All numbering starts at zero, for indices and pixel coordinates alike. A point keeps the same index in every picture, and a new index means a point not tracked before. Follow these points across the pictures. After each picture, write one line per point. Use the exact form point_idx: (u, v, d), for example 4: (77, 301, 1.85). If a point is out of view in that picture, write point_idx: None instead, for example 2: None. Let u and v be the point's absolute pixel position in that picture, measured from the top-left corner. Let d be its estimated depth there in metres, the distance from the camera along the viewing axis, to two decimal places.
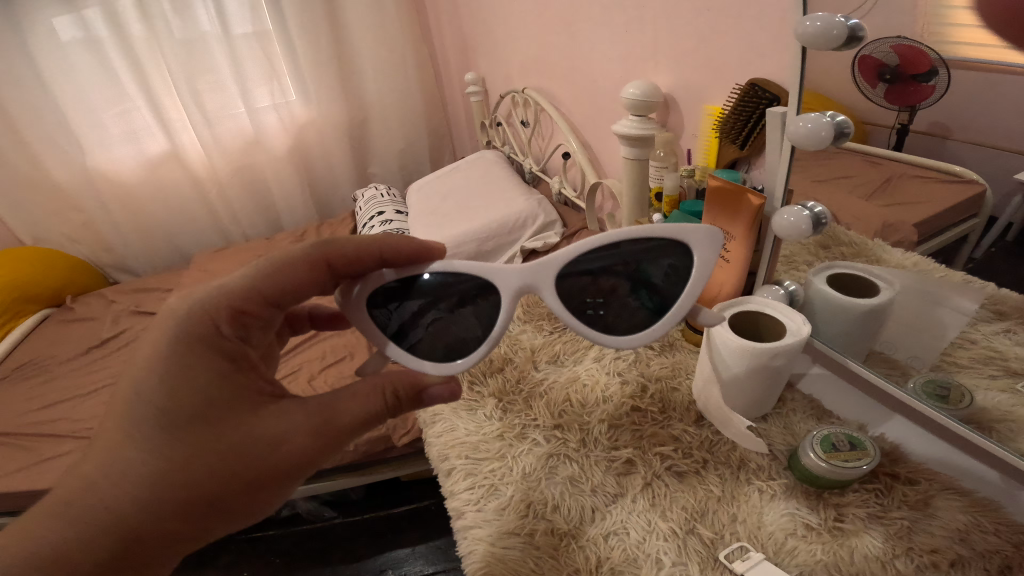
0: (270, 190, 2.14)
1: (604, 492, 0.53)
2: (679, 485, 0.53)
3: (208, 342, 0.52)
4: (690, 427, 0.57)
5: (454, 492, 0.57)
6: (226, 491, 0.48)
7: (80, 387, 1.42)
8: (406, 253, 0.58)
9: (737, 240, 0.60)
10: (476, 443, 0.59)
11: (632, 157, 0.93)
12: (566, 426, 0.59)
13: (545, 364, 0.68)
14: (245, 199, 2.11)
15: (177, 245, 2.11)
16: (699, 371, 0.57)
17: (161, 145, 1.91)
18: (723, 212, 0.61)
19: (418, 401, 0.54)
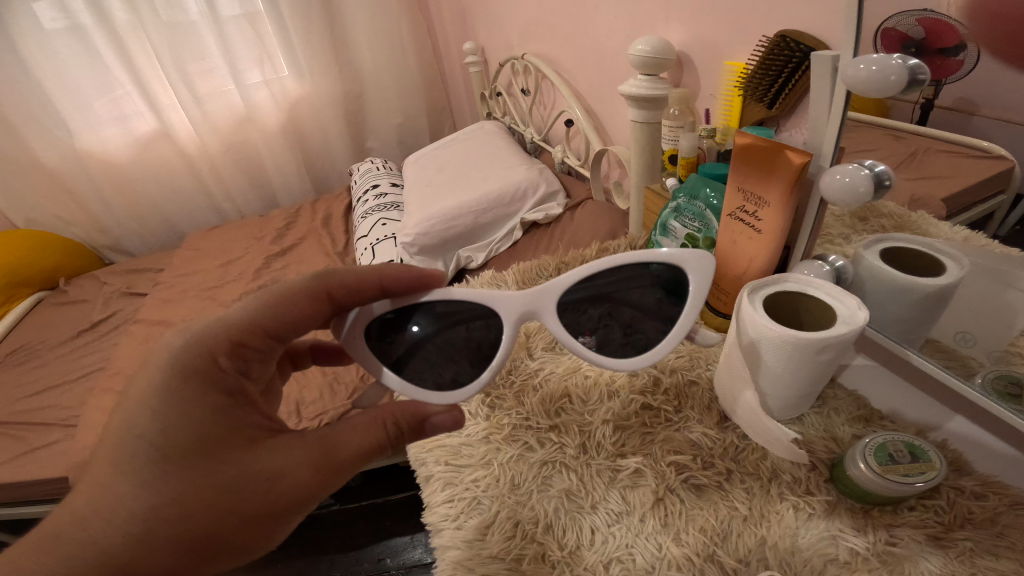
0: (264, 164, 2.02)
1: (607, 509, 0.43)
2: (698, 501, 0.44)
3: (204, 377, 0.48)
4: (712, 429, 0.47)
5: (430, 503, 0.48)
6: (223, 527, 0.45)
7: (68, 373, 1.35)
8: (406, 281, 0.55)
9: (773, 207, 0.49)
10: (458, 447, 0.50)
11: (643, 120, 0.82)
12: (562, 428, 0.49)
13: (542, 351, 0.58)
14: (240, 175, 2.00)
15: (172, 225, 2.02)
16: (724, 362, 0.47)
17: (153, 127, 1.81)
18: (755, 172, 0.50)
19: (420, 432, 0.49)
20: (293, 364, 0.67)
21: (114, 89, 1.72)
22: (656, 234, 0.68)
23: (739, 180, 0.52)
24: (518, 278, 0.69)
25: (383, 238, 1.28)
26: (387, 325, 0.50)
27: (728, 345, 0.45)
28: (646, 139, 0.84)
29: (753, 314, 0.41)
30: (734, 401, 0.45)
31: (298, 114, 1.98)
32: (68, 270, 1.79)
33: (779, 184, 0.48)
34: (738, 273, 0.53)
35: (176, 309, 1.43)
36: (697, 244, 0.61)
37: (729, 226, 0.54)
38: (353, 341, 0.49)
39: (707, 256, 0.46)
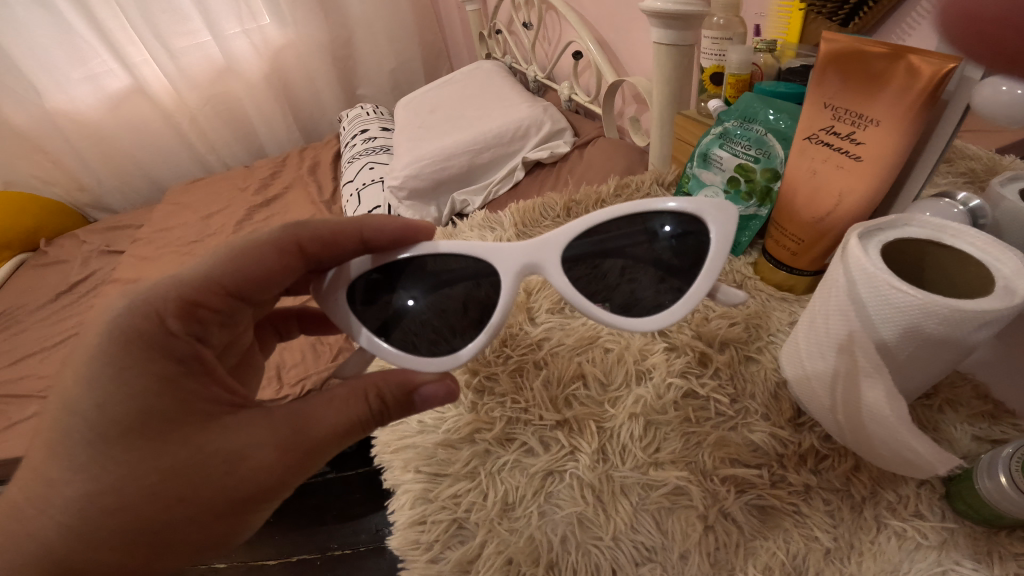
0: (246, 111, 1.69)
1: (633, 543, 0.31)
2: (761, 527, 0.32)
3: (149, 341, 0.34)
4: (784, 429, 0.34)
5: (397, 522, 0.36)
6: (175, 519, 0.31)
7: (36, 344, 1.13)
8: (392, 235, 0.41)
9: (882, 128, 0.34)
10: (433, 449, 0.37)
11: (668, 42, 0.61)
12: (572, 425, 0.35)
13: (548, 313, 0.42)
14: (219, 123, 1.67)
15: (154, 180, 1.69)
16: (804, 335, 0.32)
17: (125, 84, 1.51)
18: (854, 84, 0.35)
19: (409, 408, 0.36)
20: (275, 336, 0.52)
21: (79, 42, 1.41)
22: (691, 168, 0.53)
23: (829, 94, 0.37)
24: (518, 222, 0.54)
25: (371, 182, 1.13)
26: (374, 286, 0.37)
27: (820, 308, 0.31)
28: (675, 64, 0.64)
29: (876, 272, 0.27)
30: (821, 391, 0.31)
31: (279, 66, 1.66)
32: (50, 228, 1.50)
33: (896, 100, 0.33)
34: (819, 214, 0.39)
35: (153, 269, 1.25)
36: (750, 176, 0.47)
37: (806, 155, 0.40)
38: (333, 303, 0.36)
39: (728, 204, 0.33)
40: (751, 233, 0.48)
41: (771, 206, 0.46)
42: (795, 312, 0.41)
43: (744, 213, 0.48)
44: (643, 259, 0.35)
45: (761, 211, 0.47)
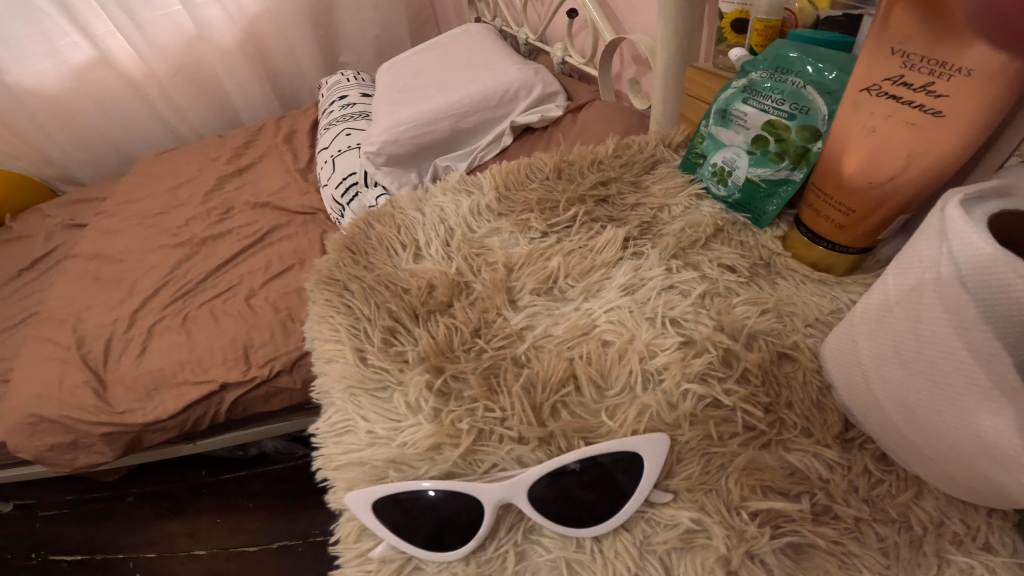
0: (214, 74, 1.29)
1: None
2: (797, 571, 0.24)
3: None
4: (831, 448, 0.26)
5: (343, 554, 0.29)
6: None
7: None
8: None
9: (973, 81, 0.27)
10: (382, 468, 0.29)
11: None
12: (557, 445, 0.27)
13: (531, 294, 0.33)
14: (190, 95, 1.29)
15: (121, 147, 1.30)
16: (865, 330, 0.25)
17: (90, 57, 1.16)
18: (935, 27, 0.27)
19: None
20: None
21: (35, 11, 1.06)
22: (706, 125, 0.44)
23: (901, 37, 0.29)
24: (500, 186, 0.45)
25: (346, 147, 0.97)
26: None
27: (895, 301, 0.23)
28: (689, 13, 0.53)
29: (986, 263, 0.20)
30: (890, 407, 0.24)
31: (261, 31, 1.29)
32: (15, 202, 1.17)
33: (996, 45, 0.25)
34: (878, 180, 0.32)
35: (115, 239, 0.98)
36: (781, 135, 0.39)
37: (862, 109, 0.32)
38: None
39: None
40: (780, 202, 0.41)
41: (807, 169, 0.38)
42: (837, 299, 0.34)
43: (773, 177, 0.40)
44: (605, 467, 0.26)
45: (794, 176, 0.39)
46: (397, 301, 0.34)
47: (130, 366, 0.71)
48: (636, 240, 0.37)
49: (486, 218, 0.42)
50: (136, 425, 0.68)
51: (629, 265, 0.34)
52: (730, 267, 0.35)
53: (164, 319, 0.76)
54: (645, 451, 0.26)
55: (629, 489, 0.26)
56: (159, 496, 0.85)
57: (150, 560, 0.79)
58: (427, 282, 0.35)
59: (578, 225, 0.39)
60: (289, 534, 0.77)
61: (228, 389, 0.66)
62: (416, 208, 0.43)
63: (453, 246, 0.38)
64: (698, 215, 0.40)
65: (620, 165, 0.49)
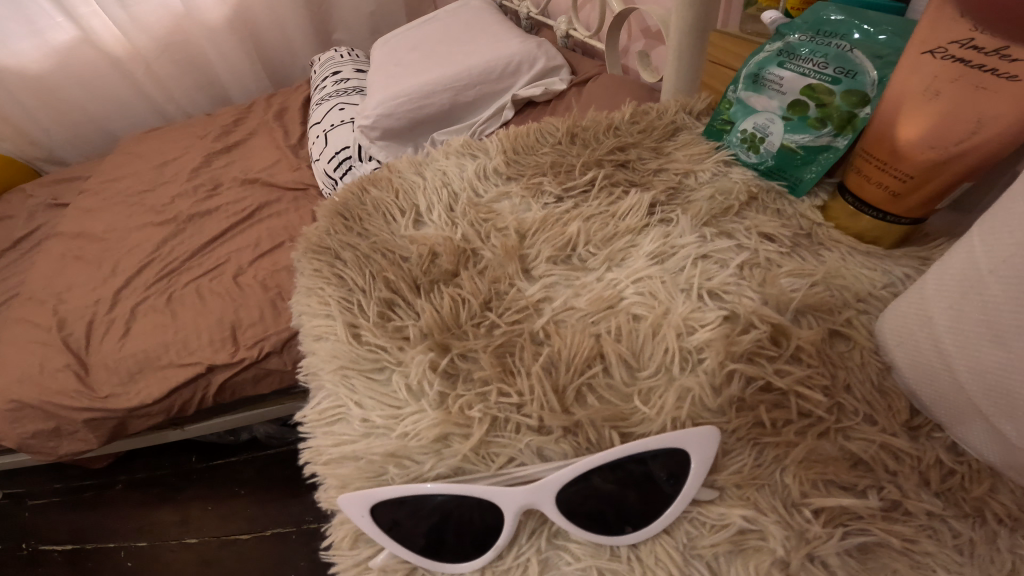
0: (206, 54, 1.15)
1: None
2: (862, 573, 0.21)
3: None
4: (899, 438, 0.23)
5: (337, 562, 0.25)
6: None
7: None
8: None
9: None
10: (380, 462, 0.25)
11: None
12: (586, 436, 0.23)
13: (548, 262, 0.29)
14: (180, 76, 1.16)
15: (105, 131, 1.18)
16: (946, 302, 0.21)
17: (73, 37, 1.04)
18: None
19: None
20: None
21: None
22: (733, 89, 0.40)
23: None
24: (508, 150, 0.41)
25: (339, 123, 0.90)
26: None
27: (993, 269, 0.20)
28: None
29: None
30: (976, 391, 0.20)
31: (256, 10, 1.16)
32: None
33: None
34: (942, 145, 0.28)
35: (100, 214, 0.91)
36: (823, 101, 0.35)
37: (921, 72, 0.28)
38: None
39: None
40: (819, 168, 0.37)
41: (852, 136, 0.35)
42: (889, 272, 0.30)
43: (812, 144, 0.36)
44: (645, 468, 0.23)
45: (836, 142, 0.35)
46: (395, 270, 0.30)
47: (112, 348, 0.66)
48: (663, 206, 0.33)
49: (493, 184, 0.37)
50: (119, 410, 0.63)
51: (657, 232, 0.30)
52: (769, 237, 0.31)
53: (148, 299, 0.71)
54: (693, 449, 0.22)
55: (673, 488, 0.23)
56: (148, 484, 0.80)
57: (141, 549, 0.75)
58: (432, 251, 0.31)
59: (595, 192, 0.34)
60: (282, 521, 0.74)
61: (215, 371, 0.62)
62: (416, 172, 0.39)
63: (457, 211, 0.34)
64: (728, 182, 0.36)
65: (638, 131, 0.44)
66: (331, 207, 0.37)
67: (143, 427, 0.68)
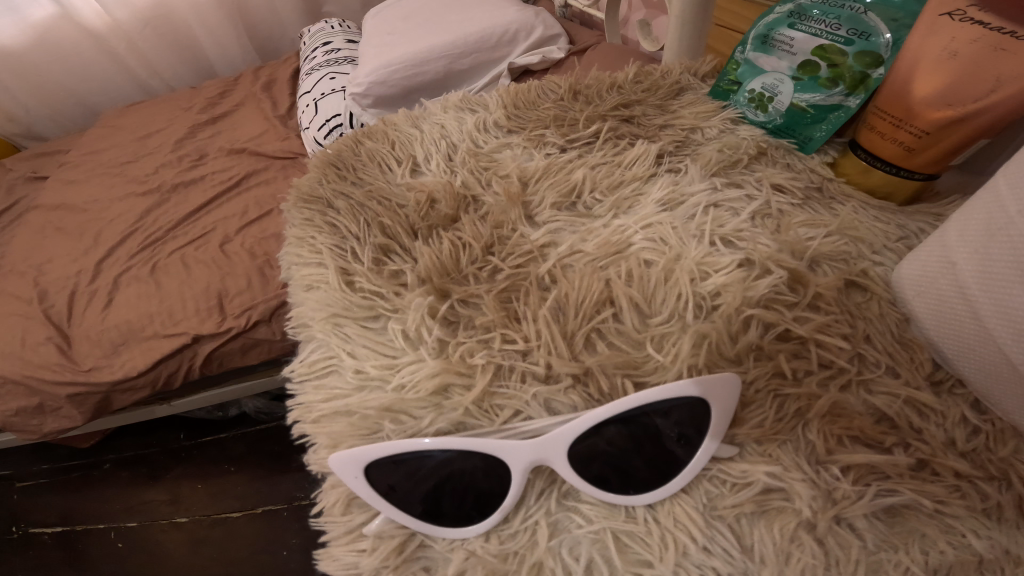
0: (192, 28, 1.04)
1: (702, 571, 0.20)
2: (891, 536, 0.20)
3: None
4: (924, 392, 0.22)
5: (329, 530, 0.24)
6: None
7: None
8: None
9: None
10: (376, 418, 0.23)
11: None
12: (598, 387, 0.22)
13: (552, 208, 0.28)
14: (165, 50, 1.05)
15: (85, 106, 1.07)
16: (969, 248, 0.20)
17: (50, 13, 0.94)
18: None
19: None
20: None
21: None
22: (741, 50, 0.38)
23: None
24: (509, 105, 0.38)
25: (330, 91, 0.84)
26: None
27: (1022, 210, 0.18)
28: None
29: None
30: (1000, 337, 0.19)
31: None
32: None
33: None
34: (960, 100, 0.27)
35: (79, 184, 0.86)
36: (834, 61, 0.32)
37: (937, 35, 0.27)
38: None
39: None
40: (829, 127, 0.34)
41: (864, 97, 0.32)
42: (903, 227, 0.28)
43: (823, 103, 0.34)
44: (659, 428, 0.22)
45: (848, 102, 0.33)
46: (392, 216, 0.29)
47: (94, 320, 0.64)
48: (671, 156, 0.32)
49: (493, 135, 0.36)
50: (103, 384, 0.61)
51: (665, 181, 0.28)
52: (781, 189, 0.29)
53: (131, 268, 0.69)
54: (714, 397, 0.21)
55: (692, 442, 0.22)
56: (137, 462, 0.79)
57: (131, 529, 0.73)
58: (431, 199, 0.29)
59: (598, 145, 0.33)
60: (273, 498, 0.72)
61: (201, 342, 0.60)
62: (413, 125, 0.37)
63: (457, 160, 0.33)
64: (736, 138, 0.35)
65: (642, 91, 0.41)
66: (323, 160, 0.35)
67: (128, 403, 0.66)
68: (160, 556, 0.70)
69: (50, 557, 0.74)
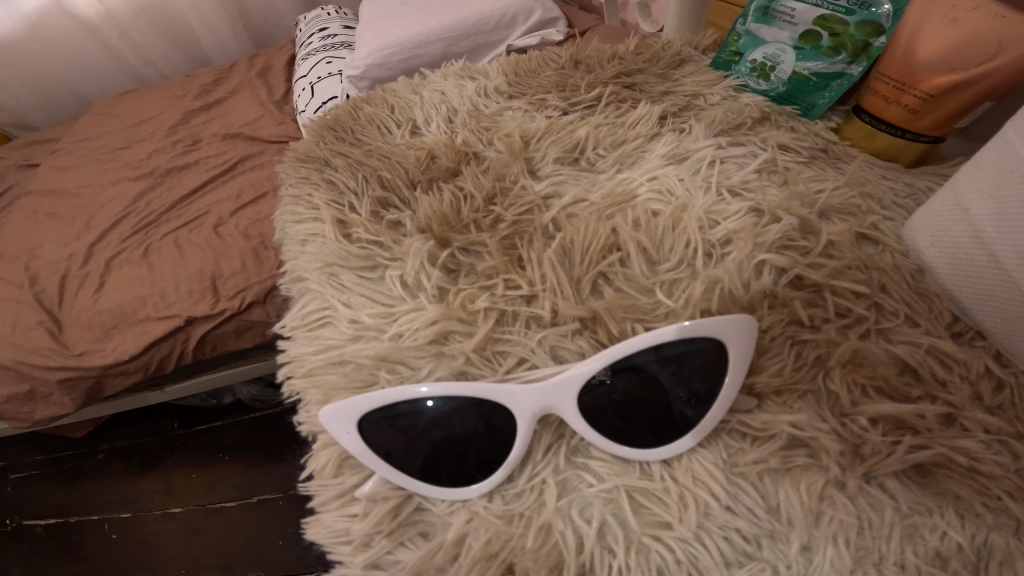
0: (186, 17, 0.99)
1: (725, 532, 0.20)
2: (924, 498, 0.20)
3: None
4: (947, 341, 0.22)
5: (318, 494, 0.24)
6: None
7: None
8: None
9: None
10: (372, 368, 0.23)
11: None
12: (607, 331, 0.22)
13: (555, 162, 0.29)
14: (159, 39, 0.99)
15: (76, 97, 1.01)
16: (982, 194, 0.21)
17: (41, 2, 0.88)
18: None
19: None
20: None
21: None
22: (742, 21, 0.36)
23: None
24: (509, 73, 0.38)
25: (326, 75, 0.82)
26: None
27: None
28: None
29: None
30: (1020, 273, 0.19)
31: None
32: None
33: None
34: (963, 64, 0.26)
35: (69, 170, 0.84)
36: (835, 30, 0.31)
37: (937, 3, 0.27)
38: None
39: None
40: (831, 95, 0.33)
41: (867, 64, 0.31)
42: (912, 186, 0.28)
43: (826, 71, 0.33)
44: (666, 380, 0.22)
45: (851, 70, 0.32)
46: (390, 169, 0.29)
47: (86, 304, 0.62)
48: (674, 117, 0.31)
49: (493, 100, 0.36)
50: (95, 368, 0.60)
51: (666, 138, 0.29)
52: (787, 149, 0.29)
53: (123, 252, 0.67)
54: (730, 339, 0.21)
55: (702, 392, 0.21)
56: (131, 452, 0.77)
57: (126, 520, 0.72)
58: (435, 154, 0.30)
59: (600, 108, 0.32)
60: (267, 488, 0.70)
61: (194, 324, 0.59)
62: (413, 92, 0.37)
63: (458, 122, 0.33)
64: (739, 104, 0.34)
65: (643, 60, 0.40)
66: (320, 126, 0.34)
67: (121, 388, 0.64)
68: (156, 546, 0.69)
69: (45, 549, 0.73)
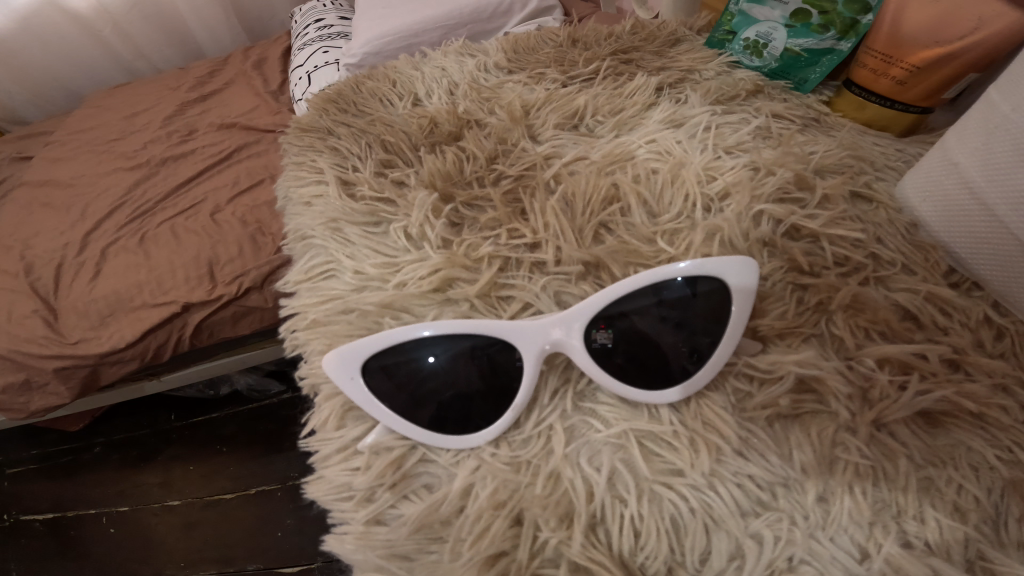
0: (179, 9, 0.98)
1: (738, 480, 0.20)
2: (936, 450, 0.20)
3: None
4: (944, 289, 0.23)
5: (320, 450, 0.24)
6: None
7: None
8: None
9: None
10: (376, 314, 0.24)
11: None
12: (607, 278, 0.24)
13: (555, 128, 0.30)
14: (152, 31, 0.99)
15: (69, 91, 1.00)
16: (971, 147, 0.22)
17: None
18: None
19: None
20: None
21: None
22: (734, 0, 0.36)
23: None
24: (508, 49, 0.38)
25: (324, 64, 0.82)
26: None
27: (1014, 108, 0.20)
28: None
29: None
30: (1010, 219, 0.20)
31: None
32: None
33: None
34: (947, 38, 0.27)
35: (62, 163, 0.83)
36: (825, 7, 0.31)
37: None
38: None
39: None
40: (823, 70, 0.34)
41: (855, 41, 0.31)
42: (904, 151, 0.29)
43: (816, 48, 0.33)
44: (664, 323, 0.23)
45: (840, 46, 0.32)
46: (394, 135, 0.30)
47: (82, 292, 0.62)
48: (671, 88, 0.32)
49: (493, 75, 0.36)
50: (91, 356, 0.59)
51: (658, 106, 0.30)
52: (781, 118, 0.30)
53: (119, 240, 0.67)
54: (728, 282, 0.22)
55: (700, 338, 0.22)
56: (129, 444, 0.77)
57: (122, 514, 0.72)
58: (435, 119, 0.31)
59: (598, 79, 0.33)
60: (265, 479, 0.71)
61: (191, 310, 0.59)
62: (413, 68, 0.37)
63: (458, 94, 0.34)
64: (732, 78, 0.35)
65: (639, 39, 0.41)
66: (320, 102, 0.35)
67: (117, 377, 0.64)
68: (152, 539, 0.70)
69: (43, 543, 0.74)
